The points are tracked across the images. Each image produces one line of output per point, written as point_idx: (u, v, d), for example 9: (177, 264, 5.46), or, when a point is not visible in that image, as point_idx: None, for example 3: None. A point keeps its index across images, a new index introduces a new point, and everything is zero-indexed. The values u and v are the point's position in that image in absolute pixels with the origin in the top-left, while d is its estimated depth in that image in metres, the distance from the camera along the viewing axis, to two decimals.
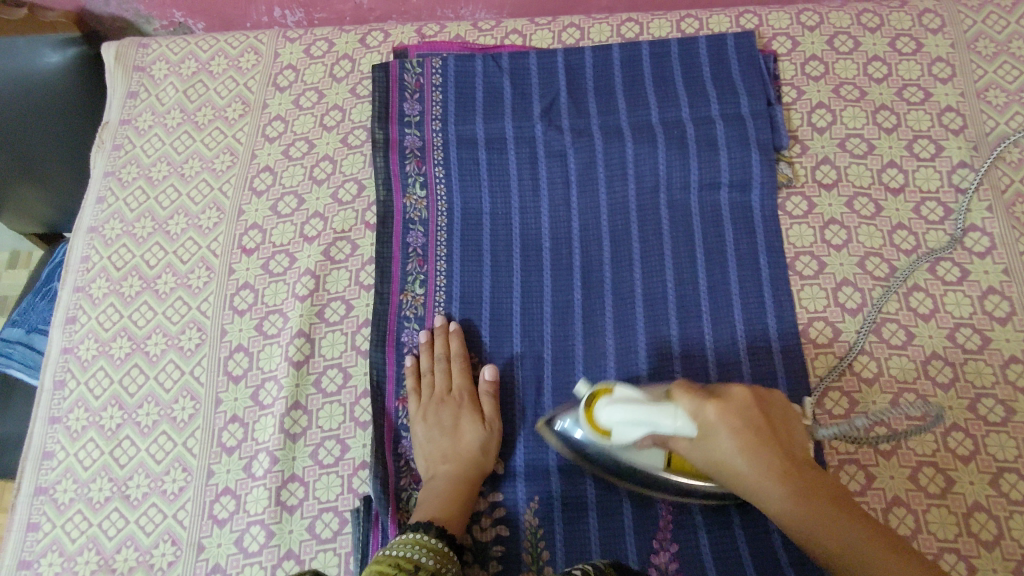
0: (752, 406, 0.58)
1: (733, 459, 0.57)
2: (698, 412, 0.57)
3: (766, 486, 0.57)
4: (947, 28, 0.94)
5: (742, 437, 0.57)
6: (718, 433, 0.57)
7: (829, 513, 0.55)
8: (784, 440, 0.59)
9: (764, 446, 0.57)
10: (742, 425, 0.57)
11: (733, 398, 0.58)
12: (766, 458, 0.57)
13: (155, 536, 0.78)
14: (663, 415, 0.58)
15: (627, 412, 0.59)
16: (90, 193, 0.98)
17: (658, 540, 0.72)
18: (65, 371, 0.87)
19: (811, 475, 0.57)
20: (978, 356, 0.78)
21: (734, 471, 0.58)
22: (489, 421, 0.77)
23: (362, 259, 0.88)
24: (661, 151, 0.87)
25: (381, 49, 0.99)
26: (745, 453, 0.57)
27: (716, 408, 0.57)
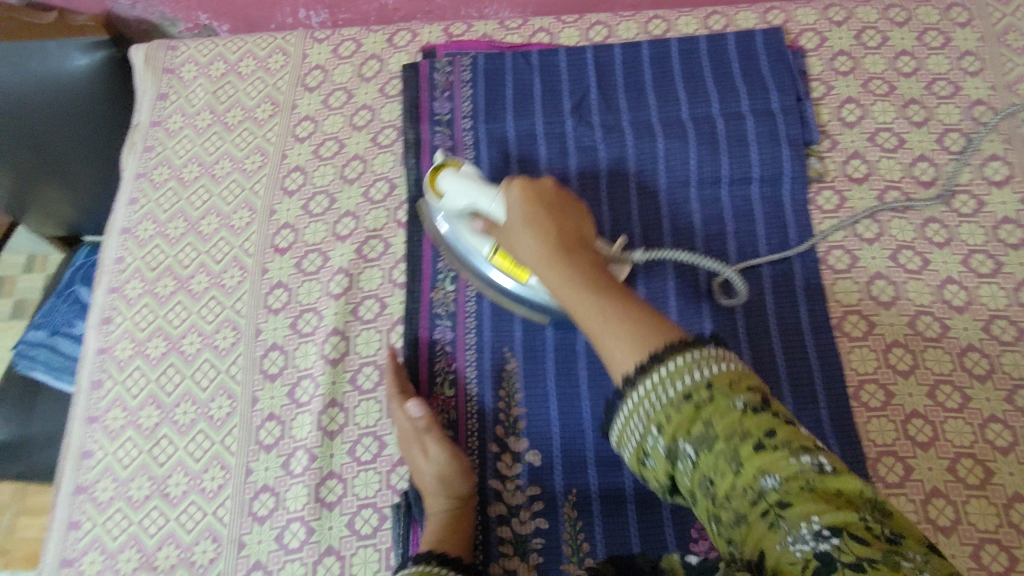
0: (551, 198, 0.69)
1: (522, 235, 0.66)
2: (509, 192, 0.70)
3: (536, 248, 0.64)
4: (975, 22, 0.94)
5: (532, 212, 0.67)
6: (513, 209, 0.69)
7: (588, 276, 0.58)
8: (573, 230, 0.66)
9: (547, 223, 0.65)
10: (536, 208, 0.67)
11: (539, 186, 0.70)
12: (546, 232, 0.65)
13: (196, 533, 0.78)
14: (486, 192, 0.73)
15: (459, 187, 0.76)
16: (122, 195, 0.98)
17: (698, 530, 0.73)
18: (102, 371, 0.88)
19: (583, 256, 0.62)
20: (1015, 347, 0.78)
21: (524, 251, 0.65)
22: (437, 458, 0.73)
23: (395, 257, 0.88)
24: (692, 147, 0.88)
25: (410, 49, 1.00)
26: (530, 231, 0.65)
27: (520, 188, 0.69)
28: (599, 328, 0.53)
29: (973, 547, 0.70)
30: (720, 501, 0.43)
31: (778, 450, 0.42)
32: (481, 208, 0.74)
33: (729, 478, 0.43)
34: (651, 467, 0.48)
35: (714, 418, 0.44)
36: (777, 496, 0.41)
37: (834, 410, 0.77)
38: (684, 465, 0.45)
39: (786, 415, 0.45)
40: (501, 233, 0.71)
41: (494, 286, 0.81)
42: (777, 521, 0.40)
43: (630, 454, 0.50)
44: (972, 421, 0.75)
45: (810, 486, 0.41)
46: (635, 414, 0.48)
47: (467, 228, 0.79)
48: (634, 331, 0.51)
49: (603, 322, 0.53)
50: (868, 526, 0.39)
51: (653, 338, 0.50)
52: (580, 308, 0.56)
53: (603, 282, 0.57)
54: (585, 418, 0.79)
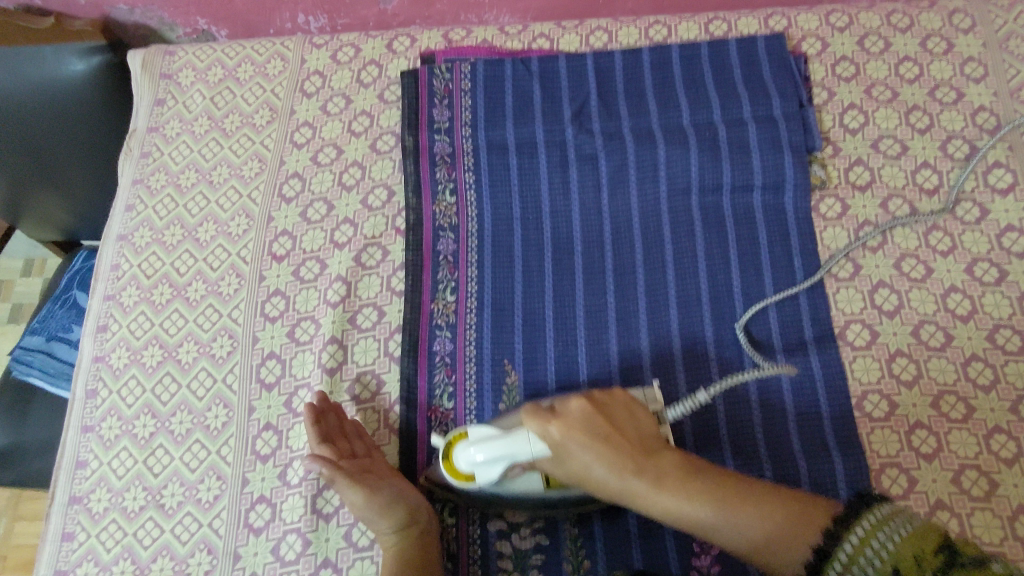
0: (592, 415, 0.64)
1: (594, 468, 0.62)
2: (542, 431, 0.64)
3: (625, 482, 0.61)
4: (978, 28, 0.94)
5: (589, 444, 0.62)
6: (569, 446, 0.63)
7: (702, 490, 0.60)
8: (630, 432, 0.64)
9: (612, 447, 0.62)
10: (589, 435, 0.63)
11: (572, 414, 0.64)
12: (616, 458, 0.62)
13: (191, 545, 0.77)
14: (517, 443, 0.64)
15: (486, 448, 0.66)
16: (119, 201, 0.97)
17: (700, 544, 0.71)
18: (97, 379, 0.87)
19: (665, 460, 0.62)
20: (1020, 357, 0.77)
21: (601, 483, 0.62)
22: (354, 503, 0.71)
23: (393, 265, 0.88)
24: (694, 154, 0.87)
25: (409, 54, 1.00)
26: (599, 461, 0.62)
27: (560, 426, 0.63)
28: (754, 542, 0.58)
29: None
30: None
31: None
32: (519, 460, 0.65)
33: None
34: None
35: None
36: None
37: (836, 420, 0.76)
38: None
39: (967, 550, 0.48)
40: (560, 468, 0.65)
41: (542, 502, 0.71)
42: None
43: None
44: (977, 432, 0.75)
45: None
46: None
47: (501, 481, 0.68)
48: (792, 523, 0.57)
49: (757, 522, 0.58)
50: None
51: (808, 528, 0.56)
52: (712, 527, 0.59)
53: (714, 487, 0.60)
54: None
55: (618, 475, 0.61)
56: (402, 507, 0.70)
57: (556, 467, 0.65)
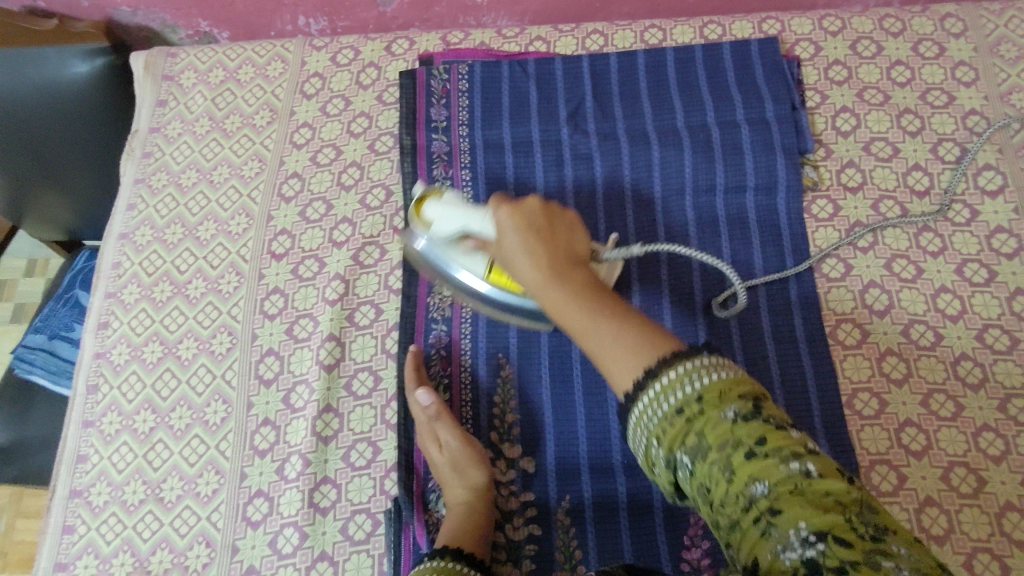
0: (539, 214, 0.64)
1: (517, 254, 0.61)
2: (497, 212, 0.65)
3: (530, 268, 0.60)
4: (969, 32, 0.95)
5: (522, 233, 0.62)
6: (505, 227, 0.63)
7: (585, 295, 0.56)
8: (563, 242, 0.62)
9: (539, 241, 0.61)
10: (525, 226, 0.62)
11: (526, 205, 0.64)
12: (538, 250, 0.60)
13: (189, 538, 0.78)
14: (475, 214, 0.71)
15: (447, 210, 0.74)
16: (121, 200, 0.99)
17: (691, 537, 0.73)
18: (98, 375, 0.88)
19: (577, 273, 0.59)
20: (1008, 357, 0.78)
21: (518, 272, 0.61)
22: (449, 446, 0.75)
23: (391, 263, 0.89)
24: (687, 155, 0.88)
25: (407, 57, 1.01)
26: (524, 248, 0.61)
27: (507, 210, 0.64)
28: (605, 349, 0.52)
29: (965, 557, 0.70)
30: (718, 507, 0.43)
31: (769, 457, 0.42)
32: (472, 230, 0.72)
33: (723, 485, 0.43)
34: (659, 476, 0.48)
35: (706, 431, 0.44)
36: (767, 502, 0.41)
37: (827, 418, 0.77)
38: (686, 474, 0.45)
39: (780, 417, 0.44)
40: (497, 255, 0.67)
41: (482, 300, 0.80)
42: (767, 528, 0.40)
43: (639, 456, 0.50)
44: (965, 431, 0.76)
45: (799, 490, 0.40)
46: (638, 427, 0.48)
47: (458, 251, 0.77)
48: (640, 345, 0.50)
49: (621, 337, 0.51)
50: (854, 527, 0.39)
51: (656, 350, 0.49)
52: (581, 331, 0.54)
53: (608, 302, 0.55)
54: (578, 429, 0.79)
55: (533, 263, 0.60)
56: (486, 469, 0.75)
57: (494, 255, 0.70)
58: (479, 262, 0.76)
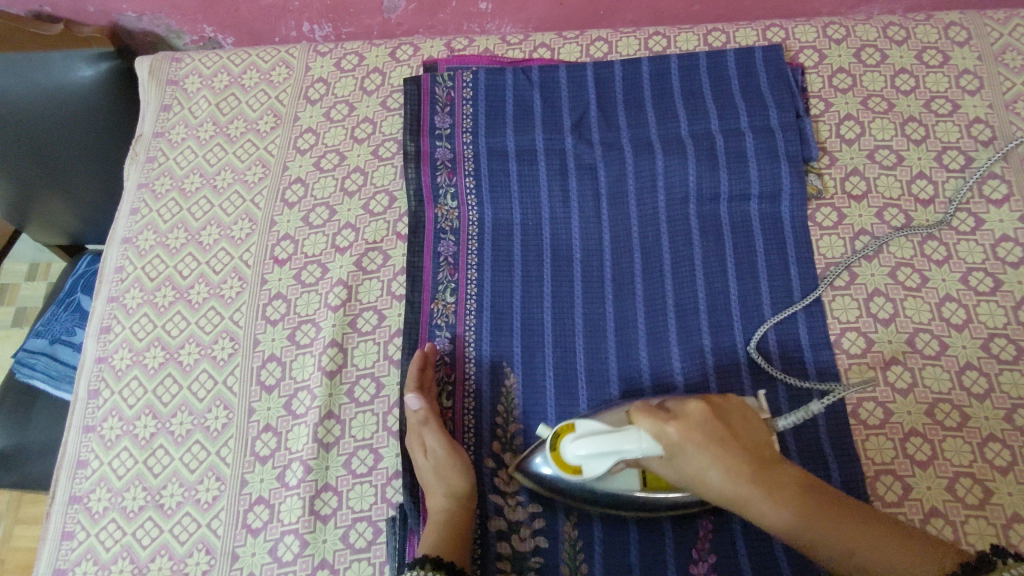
0: (710, 418, 0.60)
1: (710, 475, 0.58)
2: (664, 431, 0.59)
3: (746, 495, 0.57)
4: (973, 41, 0.95)
5: (711, 452, 0.58)
6: (686, 449, 0.59)
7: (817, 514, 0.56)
8: (748, 443, 0.60)
9: (733, 455, 0.59)
10: (707, 438, 0.59)
11: (691, 414, 0.60)
12: (738, 471, 0.58)
13: (189, 545, 0.78)
14: (627, 439, 0.60)
15: (591, 443, 0.62)
16: (124, 204, 0.99)
17: (697, 550, 0.72)
18: (100, 380, 0.88)
19: (791, 483, 0.58)
20: (1014, 367, 0.78)
21: (723, 496, 0.58)
22: (434, 452, 0.74)
23: (394, 269, 0.89)
24: (692, 163, 0.88)
25: (411, 63, 1.01)
26: (721, 470, 0.58)
27: (678, 427, 0.59)
28: None
29: None
30: None
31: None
32: (627, 457, 0.61)
33: None
34: None
35: None
36: None
37: (831, 427, 0.77)
38: None
39: None
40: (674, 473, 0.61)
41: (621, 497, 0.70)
42: None
43: None
44: (971, 441, 0.75)
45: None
46: None
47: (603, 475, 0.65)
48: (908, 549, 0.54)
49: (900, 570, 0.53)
50: None
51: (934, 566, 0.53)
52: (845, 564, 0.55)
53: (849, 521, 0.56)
54: None
55: (736, 481, 0.58)
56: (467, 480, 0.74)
57: (663, 469, 0.62)
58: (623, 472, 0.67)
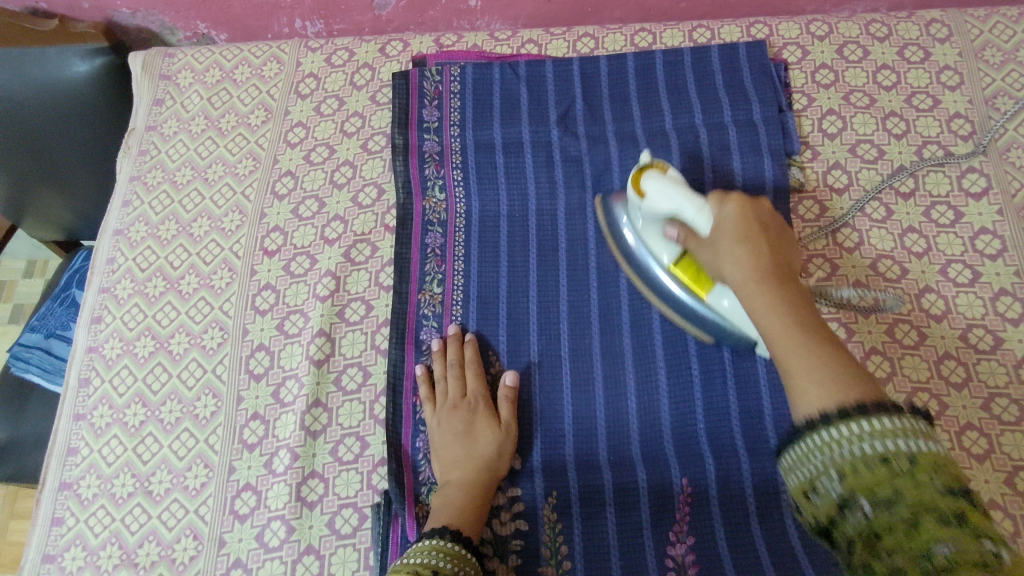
0: (767, 222, 0.67)
1: (732, 250, 0.65)
2: (723, 205, 0.68)
3: (744, 265, 0.63)
4: (954, 37, 0.96)
5: (746, 230, 0.65)
6: (727, 220, 0.67)
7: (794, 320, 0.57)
8: (783, 254, 0.65)
9: (764, 244, 0.64)
10: (750, 226, 0.66)
11: (756, 210, 0.68)
12: (758, 251, 0.64)
13: (177, 531, 0.79)
14: (692, 201, 0.71)
15: (662, 192, 0.73)
16: (116, 197, 1.00)
17: (675, 533, 0.73)
18: (90, 369, 0.89)
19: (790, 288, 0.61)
20: (991, 356, 0.79)
21: (730, 265, 0.64)
22: (504, 423, 0.78)
23: (382, 261, 0.90)
24: (676, 156, 0.89)
25: (401, 58, 1.02)
26: (743, 246, 0.64)
27: (737, 205, 0.67)
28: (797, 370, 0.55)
29: None
30: (884, 554, 0.44)
31: (963, 530, 0.42)
32: (683, 218, 0.72)
33: (899, 537, 0.43)
34: (814, 503, 0.49)
35: (906, 488, 0.44)
36: (947, 564, 0.41)
37: None
38: (853, 515, 0.46)
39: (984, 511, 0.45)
40: (706, 248, 0.69)
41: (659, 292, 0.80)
42: None
43: (795, 482, 0.51)
44: (949, 428, 0.76)
45: (985, 564, 0.41)
46: (818, 451, 0.49)
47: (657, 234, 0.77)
48: (838, 384, 0.52)
49: (812, 359, 0.54)
50: None
51: (856, 394, 0.50)
52: (780, 344, 0.57)
53: (818, 325, 0.57)
54: (566, 425, 0.80)
55: (745, 268, 0.63)
56: (507, 467, 0.77)
57: (697, 247, 0.71)
58: (668, 250, 0.77)
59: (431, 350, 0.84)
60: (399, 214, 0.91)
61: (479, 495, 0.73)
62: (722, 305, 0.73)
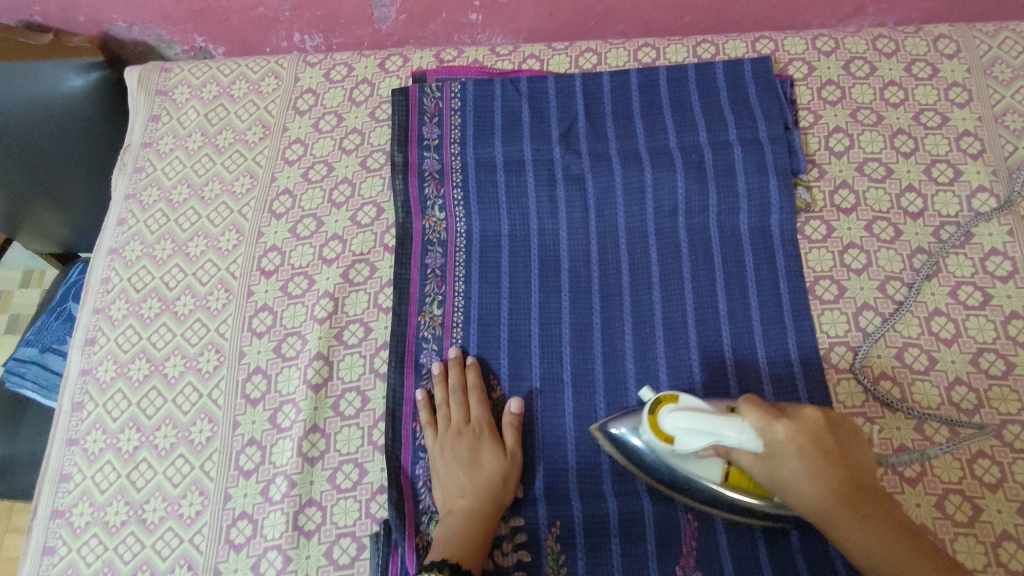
0: (821, 426, 0.62)
1: (798, 480, 0.61)
2: (772, 430, 0.60)
3: (824, 502, 0.60)
4: (962, 53, 0.95)
5: (810, 459, 0.60)
6: (783, 450, 0.60)
7: (886, 543, 0.59)
8: (849, 462, 0.62)
9: (830, 467, 0.61)
10: (809, 448, 0.60)
11: (804, 420, 0.61)
12: (830, 480, 0.60)
13: (171, 561, 0.77)
14: (730, 428, 0.61)
15: (690, 423, 0.62)
16: (111, 216, 0.98)
17: (682, 566, 0.71)
18: (84, 393, 0.87)
19: (873, 508, 0.61)
20: (1003, 382, 0.77)
21: (804, 499, 0.61)
22: (509, 450, 0.77)
23: (381, 282, 0.88)
24: (680, 176, 0.87)
25: (400, 74, 1.01)
26: (812, 481, 0.60)
27: (787, 430, 0.60)
28: None
29: None
30: None
31: None
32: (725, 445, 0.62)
33: None
34: None
35: None
36: None
37: None
38: None
39: None
40: (766, 469, 0.62)
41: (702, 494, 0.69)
42: None
43: None
44: (960, 457, 0.74)
45: None
46: None
47: (691, 455, 0.65)
48: None
49: None
50: None
51: None
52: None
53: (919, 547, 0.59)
54: (570, 451, 0.78)
55: (823, 498, 0.61)
56: (511, 495, 0.75)
57: (753, 465, 0.63)
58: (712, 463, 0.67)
59: (431, 374, 0.82)
60: (398, 234, 0.89)
61: (483, 524, 0.72)
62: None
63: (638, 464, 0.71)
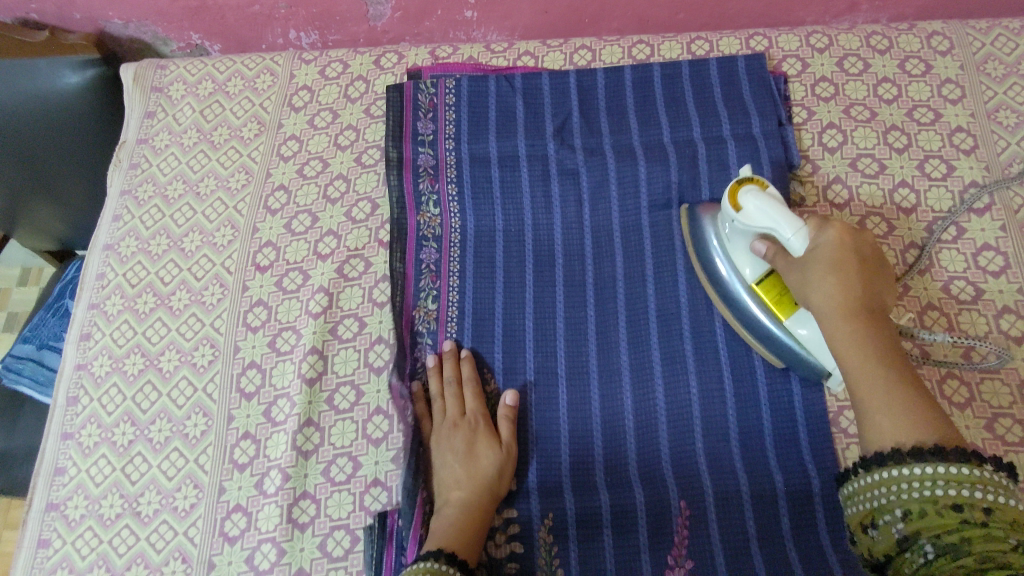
0: (865, 249, 0.68)
1: (820, 276, 0.66)
2: (822, 230, 0.68)
3: (836, 296, 0.64)
4: (955, 50, 0.95)
5: (845, 260, 0.66)
6: (825, 247, 0.67)
7: (873, 353, 0.62)
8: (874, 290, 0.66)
9: (856, 277, 0.65)
10: (847, 258, 0.66)
11: (855, 237, 0.68)
12: (851, 286, 0.65)
13: (165, 553, 0.77)
14: (790, 222, 0.68)
15: (761, 207, 0.70)
16: (106, 212, 0.99)
17: (674, 557, 0.71)
18: (78, 388, 0.87)
19: (879, 326, 0.64)
20: (995, 375, 0.77)
21: (820, 294, 0.65)
22: (505, 443, 0.77)
23: (376, 276, 0.88)
24: (674, 170, 0.88)
25: (396, 70, 1.01)
26: (835, 279, 0.65)
27: (836, 233, 0.67)
28: (870, 403, 0.60)
29: None
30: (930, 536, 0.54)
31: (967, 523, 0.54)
32: (777, 238, 0.70)
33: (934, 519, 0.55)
34: (874, 538, 0.59)
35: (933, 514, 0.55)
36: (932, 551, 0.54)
37: (815, 436, 0.75)
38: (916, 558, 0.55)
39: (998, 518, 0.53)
40: (796, 268, 0.68)
41: (733, 308, 0.78)
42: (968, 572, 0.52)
43: (857, 512, 0.61)
44: None
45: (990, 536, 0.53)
46: (878, 486, 0.59)
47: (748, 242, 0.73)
48: (913, 420, 0.58)
49: (888, 399, 0.60)
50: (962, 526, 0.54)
51: (919, 436, 0.57)
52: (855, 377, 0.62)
53: (902, 369, 0.61)
54: (563, 443, 0.78)
55: (834, 299, 0.64)
56: (507, 486, 0.76)
57: (787, 268, 0.70)
58: (756, 265, 0.75)
59: (426, 368, 0.83)
60: (393, 229, 0.90)
61: (479, 515, 0.72)
62: (803, 328, 0.71)
63: (703, 259, 0.80)
